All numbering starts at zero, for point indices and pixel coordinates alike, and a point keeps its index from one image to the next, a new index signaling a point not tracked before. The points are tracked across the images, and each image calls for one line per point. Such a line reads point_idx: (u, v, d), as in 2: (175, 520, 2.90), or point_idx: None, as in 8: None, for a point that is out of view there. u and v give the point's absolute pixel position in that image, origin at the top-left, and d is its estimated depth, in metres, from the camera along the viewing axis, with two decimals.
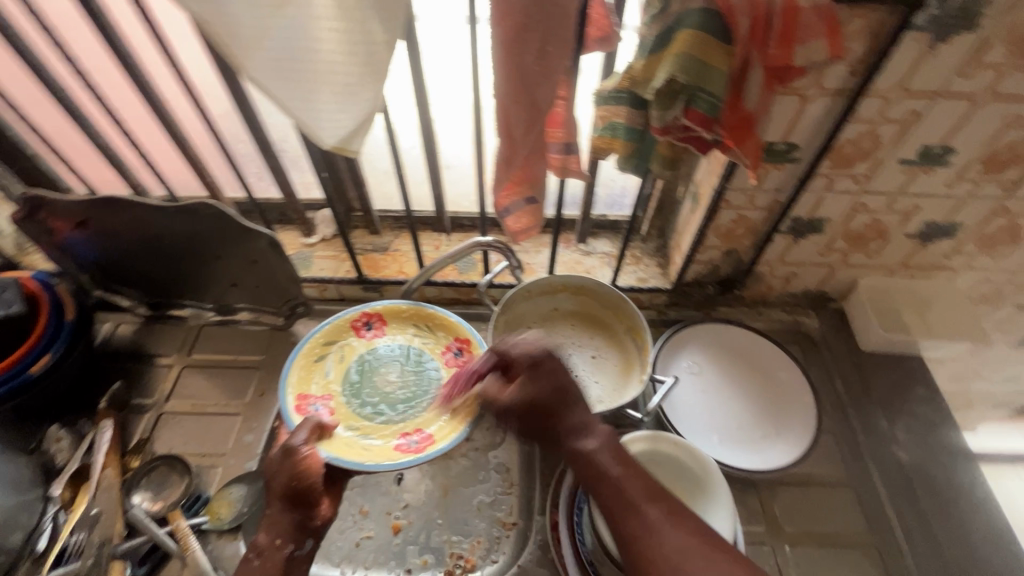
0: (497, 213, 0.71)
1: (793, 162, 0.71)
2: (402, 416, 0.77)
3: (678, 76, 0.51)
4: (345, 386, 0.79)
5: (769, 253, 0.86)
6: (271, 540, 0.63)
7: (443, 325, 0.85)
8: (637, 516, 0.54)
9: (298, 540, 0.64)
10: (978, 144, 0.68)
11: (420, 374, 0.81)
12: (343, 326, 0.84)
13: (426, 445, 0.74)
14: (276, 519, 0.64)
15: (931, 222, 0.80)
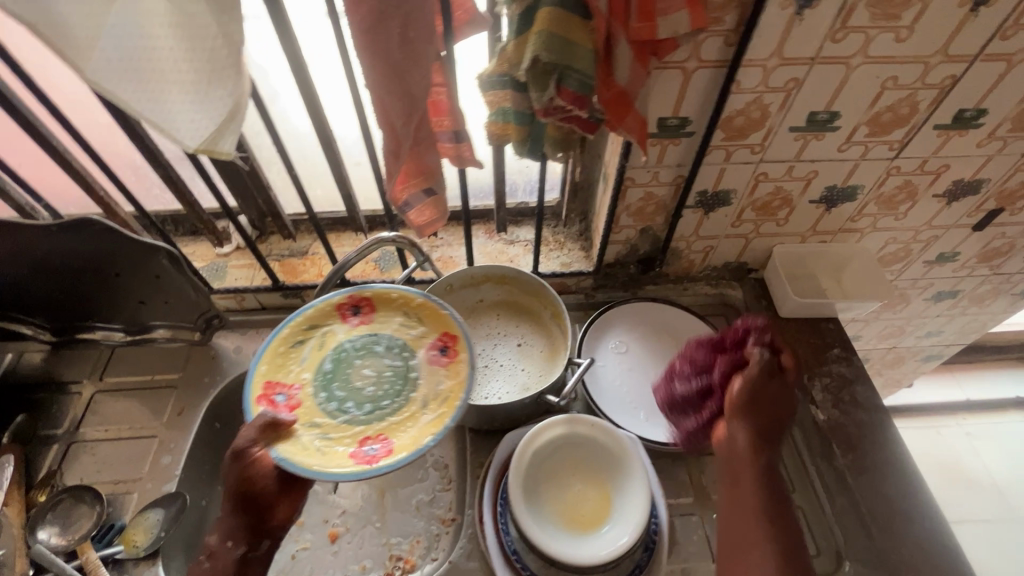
0: (398, 208, 0.70)
1: (687, 136, 0.71)
2: (366, 419, 0.65)
3: (542, 56, 0.50)
4: (316, 377, 0.68)
5: (683, 229, 0.87)
6: (223, 543, 0.62)
7: (430, 320, 0.71)
8: (750, 522, 0.60)
9: (249, 544, 0.62)
10: (860, 107, 0.70)
11: (398, 374, 0.68)
12: (328, 311, 0.72)
13: (380, 456, 0.61)
14: (227, 521, 0.62)
15: (831, 186, 0.82)
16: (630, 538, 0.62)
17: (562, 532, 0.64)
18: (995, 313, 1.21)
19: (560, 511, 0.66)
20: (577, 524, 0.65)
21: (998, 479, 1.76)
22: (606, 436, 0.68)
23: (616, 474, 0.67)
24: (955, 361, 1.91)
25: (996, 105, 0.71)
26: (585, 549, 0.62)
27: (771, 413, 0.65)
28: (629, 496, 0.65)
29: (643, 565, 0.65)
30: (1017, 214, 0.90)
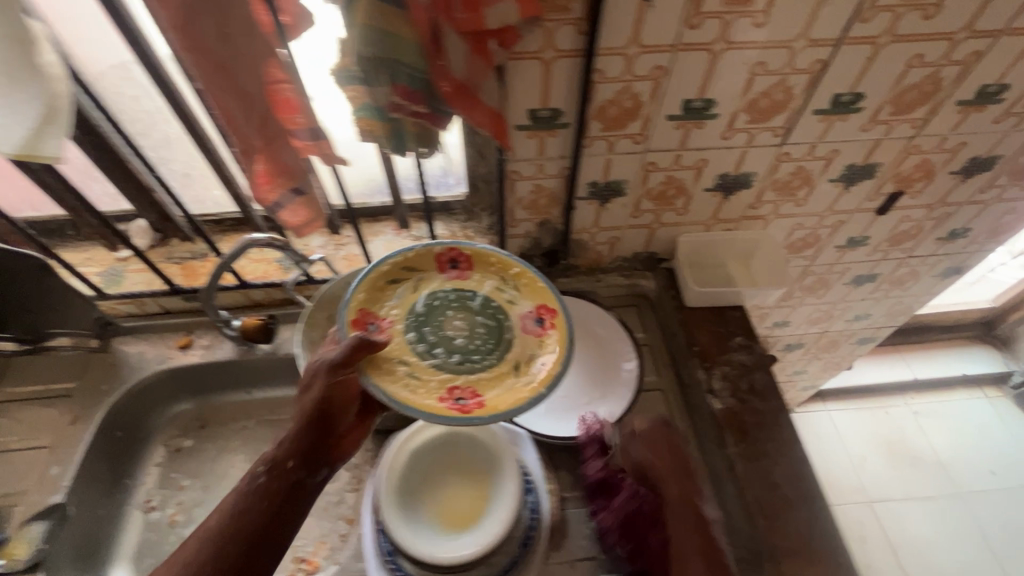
0: (268, 207, 0.68)
1: (563, 127, 0.70)
2: (457, 368, 0.66)
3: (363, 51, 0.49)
4: (407, 316, 0.69)
5: (582, 220, 0.86)
6: (284, 460, 0.61)
7: (526, 287, 0.72)
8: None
9: (312, 465, 0.63)
10: (734, 95, 0.69)
11: (493, 330, 0.70)
12: (430, 258, 0.74)
13: (471, 408, 0.61)
14: (292, 439, 0.63)
15: (723, 174, 0.81)
16: (498, 533, 0.62)
17: (434, 530, 0.63)
18: (919, 295, 1.22)
19: (435, 510, 0.65)
20: (451, 522, 0.64)
21: (942, 456, 1.78)
22: (484, 434, 0.68)
23: (493, 473, 0.67)
24: (904, 341, 1.93)
25: (872, 88, 0.70)
26: (453, 546, 0.61)
27: (676, 470, 0.67)
28: (503, 493, 0.65)
29: (517, 560, 0.65)
30: (918, 197, 0.90)
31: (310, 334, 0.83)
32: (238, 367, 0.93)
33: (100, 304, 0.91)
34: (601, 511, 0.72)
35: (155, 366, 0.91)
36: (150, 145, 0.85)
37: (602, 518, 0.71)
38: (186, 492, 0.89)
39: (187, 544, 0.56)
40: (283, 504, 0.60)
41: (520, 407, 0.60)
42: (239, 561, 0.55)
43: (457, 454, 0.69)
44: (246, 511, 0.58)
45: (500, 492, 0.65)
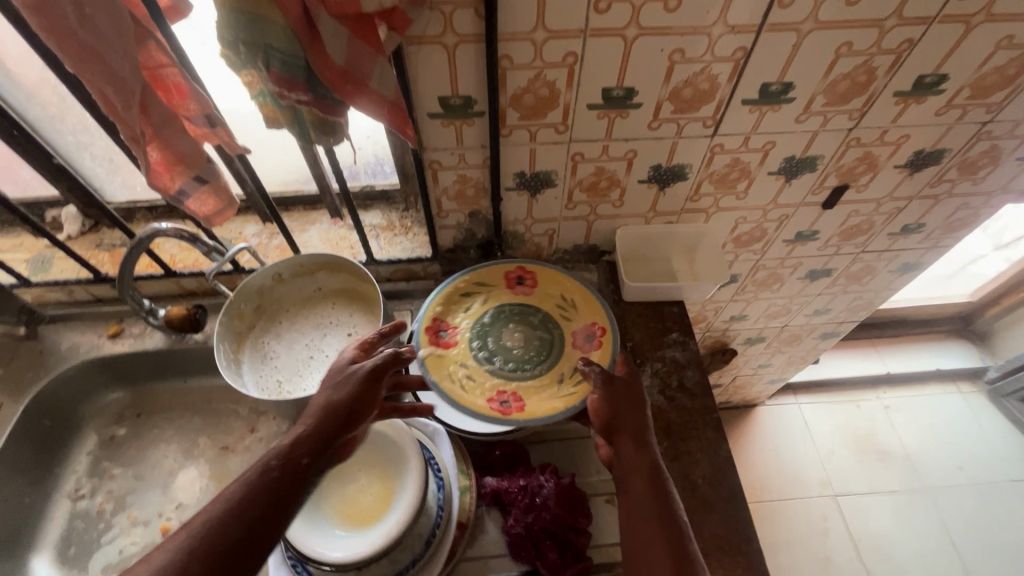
0: (174, 198, 0.66)
1: (479, 116, 0.68)
2: (507, 374, 0.76)
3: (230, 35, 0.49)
4: (474, 325, 0.80)
5: (514, 212, 0.84)
6: (299, 456, 0.56)
7: (580, 309, 0.81)
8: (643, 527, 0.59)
9: (323, 466, 0.57)
10: (655, 84, 0.66)
11: (547, 344, 0.79)
12: (499, 276, 0.85)
13: (510, 411, 0.72)
14: (311, 432, 0.58)
15: (656, 166, 0.78)
16: (393, 531, 0.61)
17: (333, 526, 0.63)
18: (878, 290, 1.20)
19: (338, 507, 0.65)
20: (352, 519, 0.64)
21: (910, 450, 1.77)
22: (390, 431, 0.68)
23: (397, 469, 0.66)
24: (878, 335, 1.92)
25: (802, 77, 0.67)
26: (348, 543, 0.61)
27: (636, 418, 0.67)
28: (405, 490, 0.64)
29: (419, 558, 0.65)
30: (864, 190, 0.88)
31: (232, 324, 0.83)
32: (168, 356, 0.92)
33: (29, 292, 0.90)
34: (512, 522, 0.69)
35: (83, 355, 0.90)
36: (69, 130, 0.82)
37: (514, 529, 0.69)
38: (116, 481, 0.88)
39: (185, 530, 0.50)
40: (284, 506, 0.53)
41: (553, 415, 0.70)
42: (229, 560, 0.49)
43: (362, 454, 0.68)
44: (251, 506, 0.52)
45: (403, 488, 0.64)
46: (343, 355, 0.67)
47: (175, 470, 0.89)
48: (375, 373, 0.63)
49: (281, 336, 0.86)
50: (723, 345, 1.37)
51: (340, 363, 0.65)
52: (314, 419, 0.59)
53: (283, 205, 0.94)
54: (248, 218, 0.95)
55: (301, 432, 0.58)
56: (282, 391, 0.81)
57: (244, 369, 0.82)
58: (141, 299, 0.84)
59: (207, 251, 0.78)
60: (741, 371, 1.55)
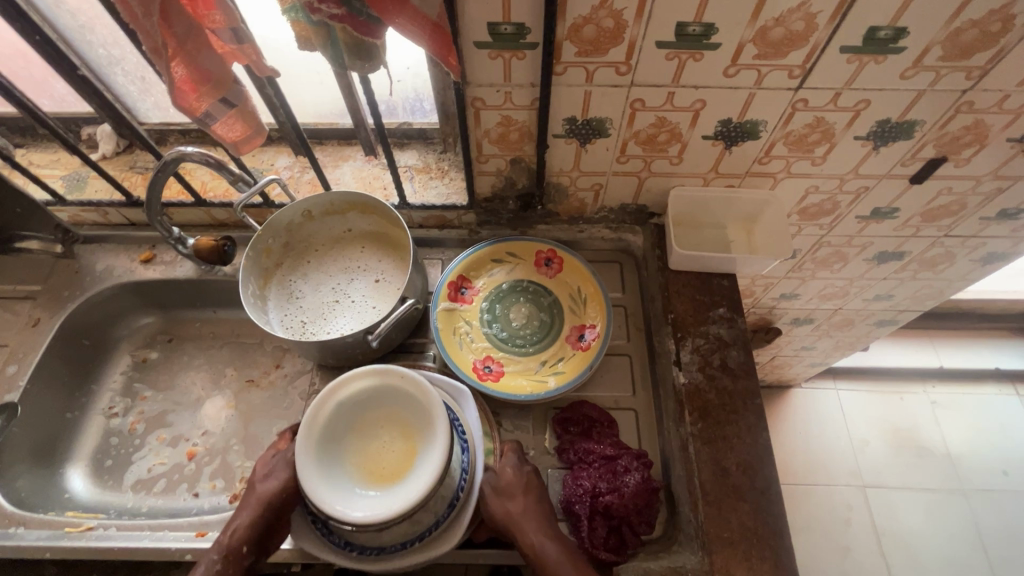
0: (200, 122, 0.62)
1: (531, 49, 0.60)
2: (499, 343, 0.80)
3: None
4: (490, 289, 0.83)
5: (559, 161, 0.77)
6: (237, 547, 0.64)
7: (587, 306, 0.81)
8: None
9: (263, 551, 0.65)
10: (740, 20, 0.57)
11: (547, 326, 0.81)
12: (530, 251, 0.85)
13: (484, 377, 0.76)
14: (245, 527, 0.64)
15: (725, 120, 0.69)
16: (417, 494, 0.59)
17: (356, 487, 0.62)
18: (952, 279, 1.08)
19: (360, 465, 0.64)
20: (375, 480, 0.62)
21: (952, 449, 1.68)
22: (415, 390, 0.64)
23: (427, 426, 0.64)
24: (935, 326, 1.79)
25: (920, 22, 0.56)
26: (368, 504, 0.60)
27: (539, 505, 0.65)
28: (429, 453, 0.62)
29: (441, 522, 0.64)
30: (964, 166, 0.76)
31: (259, 260, 0.81)
32: (199, 286, 0.92)
33: (65, 210, 0.90)
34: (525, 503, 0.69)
35: (117, 277, 0.90)
36: (100, 42, 0.78)
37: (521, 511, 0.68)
38: (148, 402, 0.90)
39: None
40: None
41: (518, 395, 0.74)
42: None
43: (386, 405, 0.66)
44: None
45: (431, 447, 0.62)
46: (269, 452, 0.71)
47: (202, 398, 0.90)
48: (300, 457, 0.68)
49: (308, 276, 0.83)
50: (767, 323, 1.29)
51: (266, 460, 0.70)
52: (247, 513, 0.64)
53: (317, 138, 0.90)
54: (282, 150, 0.91)
55: (236, 527, 0.65)
56: (306, 331, 0.79)
57: (270, 307, 0.80)
58: (171, 227, 0.83)
59: (233, 180, 0.74)
60: (782, 352, 1.47)
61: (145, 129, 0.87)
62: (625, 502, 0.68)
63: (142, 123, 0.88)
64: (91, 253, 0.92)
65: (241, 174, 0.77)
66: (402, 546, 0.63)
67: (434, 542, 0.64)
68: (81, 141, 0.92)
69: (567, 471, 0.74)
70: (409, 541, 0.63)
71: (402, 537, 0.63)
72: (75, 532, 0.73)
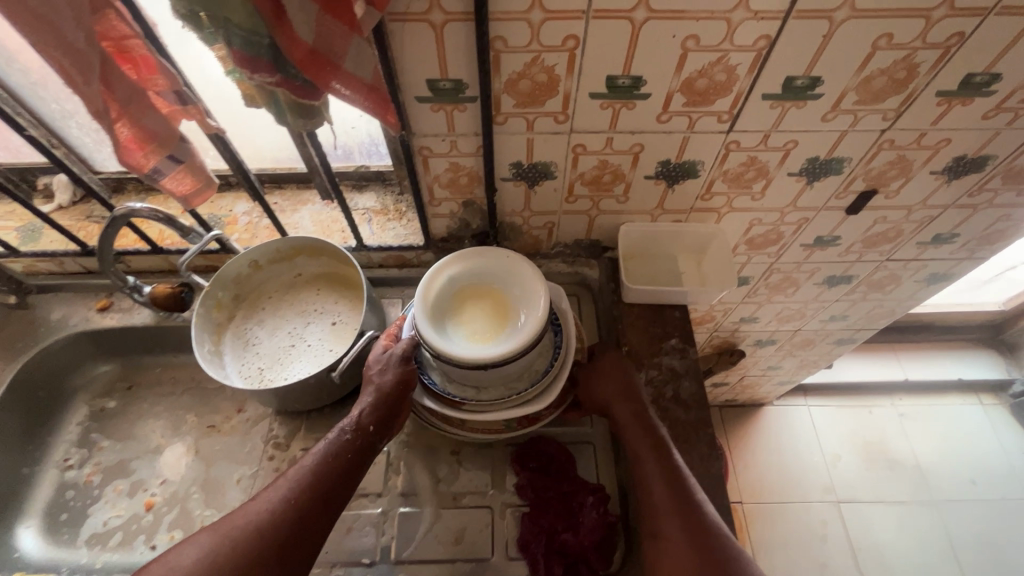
0: (148, 177, 0.62)
1: (471, 101, 0.63)
2: None
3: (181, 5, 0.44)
4: None
5: (510, 202, 0.79)
6: (366, 427, 0.67)
7: None
8: (664, 521, 0.63)
9: (385, 434, 0.69)
10: (665, 74, 0.60)
11: None
12: None
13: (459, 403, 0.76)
14: (372, 409, 0.68)
15: (665, 161, 0.72)
16: (522, 339, 0.65)
17: (466, 341, 0.67)
18: (901, 299, 1.12)
19: (465, 328, 0.69)
20: (481, 337, 0.68)
21: (922, 460, 1.71)
22: (518, 263, 0.71)
23: (524, 293, 0.70)
24: (897, 340, 1.84)
25: (832, 71, 0.60)
26: (487, 350, 0.65)
27: (629, 394, 0.73)
28: (527, 307, 0.68)
29: (536, 385, 0.71)
30: (894, 196, 0.80)
31: (211, 315, 0.81)
32: (157, 332, 0.91)
33: (18, 261, 0.90)
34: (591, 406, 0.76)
35: (73, 327, 0.90)
36: (53, 97, 0.78)
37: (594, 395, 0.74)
38: (105, 452, 0.89)
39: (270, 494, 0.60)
40: (356, 472, 0.65)
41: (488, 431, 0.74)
42: (304, 529, 0.59)
43: (485, 279, 0.73)
44: (334, 467, 0.63)
45: (531, 305, 0.68)
46: (377, 345, 0.74)
47: (162, 445, 0.89)
48: (409, 351, 0.72)
49: (263, 323, 0.84)
50: (731, 346, 1.31)
51: (376, 355, 0.72)
52: (370, 399, 0.68)
53: (276, 182, 0.91)
54: (240, 195, 0.92)
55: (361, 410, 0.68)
56: (263, 379, 0.79)
57: (226, 360, 0.80)
58: (125, 276, 0.83)
59: (185, 232, 0.76)
60: (750, 372, 1.49)
61: (100, 178, 0.88)
62: (581, 540, 0.69)
63: (98, 171, 0.89)
64: (45, 303, 0.92)
65: (195, 227, 0.78)
66: (501, 399, 0.70)
67: (528, 401, 0.71)
68: (38, 191, 0.92)
69: (526, 509, 0.74)
70: (508, 396, 0.70)
71: (501, 395, 0.71)
72: None
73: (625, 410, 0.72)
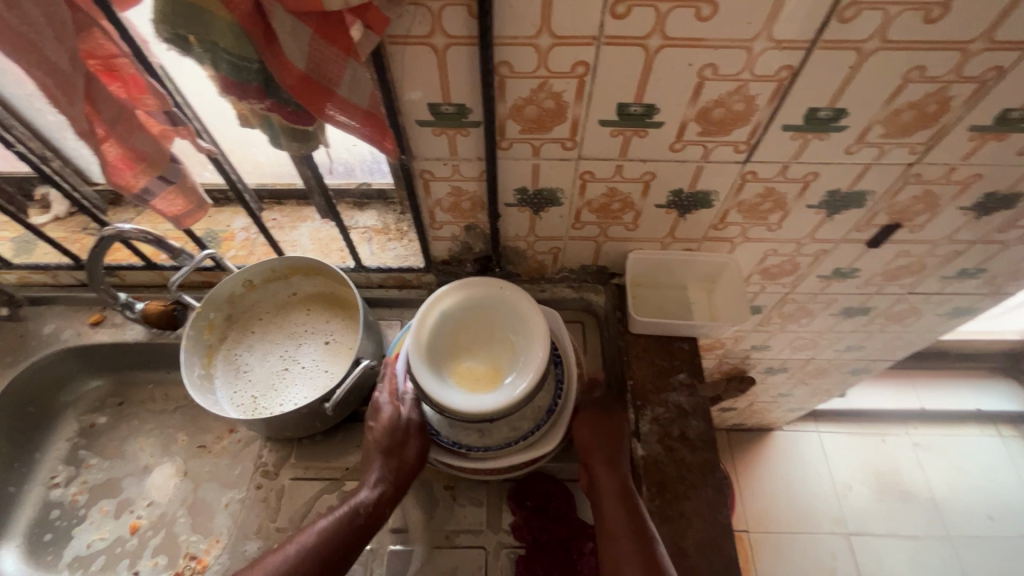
0: (137, 199, 0.60)
1: (475, 126, 0.60)
2: None
3: (168, 27, 0.41)
4: None
5: (513, 227, 0.76)
6: (382, 509, 0.65)
7: None
8: None
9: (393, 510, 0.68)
10: (679, 103, 0.57)
11: None
12: None
13: None
14: (388, 488, 0.66)
15: (676, 191, 0.69)
16: (523, 389, 0.62)
17: (465, 390, 0.64)
18: (921, 332, 1.07)
19: (463, 375, 0.66)
20: (479, 384, 0.65)
21: (936, 493, 1.65)
22: (523, 308, 0.67)
23: (521, 335, 0.67)
24: (914, 367, 1.78)
25: (858, 104, 0.57)
26: (488, 399, 0.63)
27: (612, 446, 0.69)
28: (526, 351, 0.65)
29: (542, 425, 0.69)
30: (918, 231, 0.76)
31: (201, 337, 0.79)
32: (149, 349, 0.89)
33: (11, 273, 0.88)
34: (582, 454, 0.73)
35: (64, 341, 0.88)
36: (49, 109, 0.77)
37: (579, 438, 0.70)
38: (92, 471, 0.86)
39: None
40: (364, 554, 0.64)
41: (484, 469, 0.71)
42: None
43: (480, 317, 0.69)
44: (347, 553, 0.61)
45: (530, 349, 0.65)
46: (385, 409, 0.69)
47: (150, 465, 0.86)
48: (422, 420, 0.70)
49: (254, 346, 0.81)
50: (741, 372, 1.27)
51: (388, 423, 0.68)
52: (387, 478, 0.66)
53: (276, 198, 0.89)
54: (238, 210, 0.90)
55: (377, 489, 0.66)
56: (256, 407, 0.76)
57: (217, 385, 0.77)
58: (117, 293, 0.80)
59: (175, 253, 0.73)
60: (759, 398, 1.45)
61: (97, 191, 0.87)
62: None
63: (93, 182, 0.87)
64: (39, 316, 0.90)
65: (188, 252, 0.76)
66: (506, 445, 0.67)
67: (535, 444, 0.69)
68: (34, 202, 0.91)
69: (523, 552, 0.70)
70: (513, 441, 0.68)
71: (507, 438, 0.68)
72: None
73: (602, 467, 0.67)
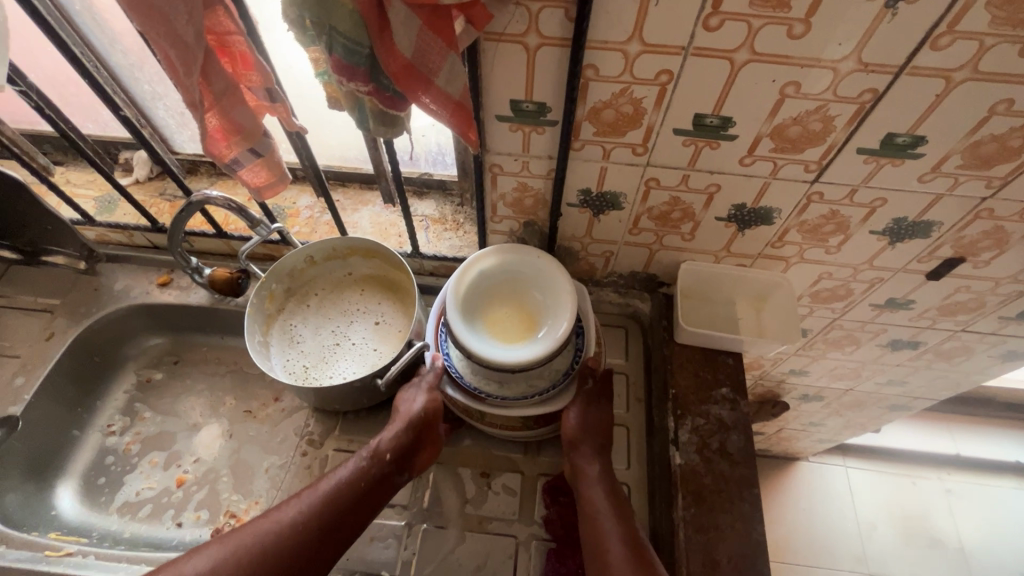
0: (228, 166, 0.63)
1: (551, 125, 0.62)
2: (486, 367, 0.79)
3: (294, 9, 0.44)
4: None
5: (570, 226, 0.78)
6: (383, 453, 0.68)
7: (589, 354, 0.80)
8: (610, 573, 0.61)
9: (403, 463, 0.69)
10: (757, 117, 0.58)
11: None
12: None
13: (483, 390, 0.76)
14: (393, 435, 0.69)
15: (739, 205, 0.70)
16: (556, 342, 0.65)
17: (499, 343, 0.67)
18: (970, 373, 1.05)
19: (496, 330, 0.68)
20: (512, 338, 0.68)
21: (965, 543, 1.59)
22: (555, 274, 0.70)
23: (553, 295, 0.69)
24: (952, 410, 1.73)
25: (938, 133, 0.56)
26: (523, 352, 0.65)
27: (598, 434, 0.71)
28: (558, 311, 0.68)
29: (558, 385, 0.71)
30: (983, 267, 0.75)
31: (262, 306, 0.82)
32: (209, 313, 0.93)
33: (92, 229, 0.94)
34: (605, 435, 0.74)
35: (133, 299, 0.93)
36: (147, 79, 0.81)
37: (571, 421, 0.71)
38: (145, 423, 0.91)
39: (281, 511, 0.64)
40: (371, 498, 0.66)
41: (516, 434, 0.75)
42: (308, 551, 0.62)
43: (514, 279, 0.71)
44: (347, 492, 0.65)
45: (562, 307, 0.67)
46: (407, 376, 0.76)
47: (199, 424, 0.90)
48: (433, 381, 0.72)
49: (310, 320, 0.84)
50: (775, 397, 1.26)
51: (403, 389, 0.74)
52: (393, 426, 0.69)
53: (341, 179, 0.92)
54: (305, 188, 0.94)
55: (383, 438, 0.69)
56: (308, 376, 0.79)
57: (273, 351, 0.81)
58: (189, 256, 0.85)
59: (254, 224, 0.77)
60: (789, 425, 1.43)
61: (178, 159, 0.92)
62: None
63: (176, 152, 0.92)
64: (112, 271, 0.96)
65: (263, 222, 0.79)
66: (522, 398, 0.69)
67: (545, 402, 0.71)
68: (118, 164, 0.96)
69: (552, 544, 0.72)
70: (529, 394, 0.70)
71: (524, 391, 0.70)
72: (55, 555, 0.73)
73: (587, 453, 0.70)
